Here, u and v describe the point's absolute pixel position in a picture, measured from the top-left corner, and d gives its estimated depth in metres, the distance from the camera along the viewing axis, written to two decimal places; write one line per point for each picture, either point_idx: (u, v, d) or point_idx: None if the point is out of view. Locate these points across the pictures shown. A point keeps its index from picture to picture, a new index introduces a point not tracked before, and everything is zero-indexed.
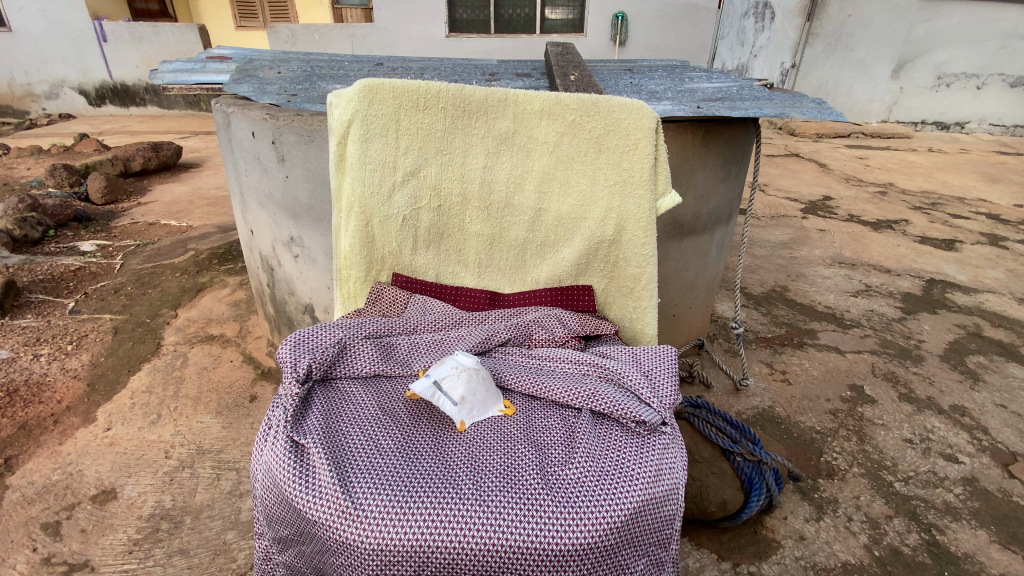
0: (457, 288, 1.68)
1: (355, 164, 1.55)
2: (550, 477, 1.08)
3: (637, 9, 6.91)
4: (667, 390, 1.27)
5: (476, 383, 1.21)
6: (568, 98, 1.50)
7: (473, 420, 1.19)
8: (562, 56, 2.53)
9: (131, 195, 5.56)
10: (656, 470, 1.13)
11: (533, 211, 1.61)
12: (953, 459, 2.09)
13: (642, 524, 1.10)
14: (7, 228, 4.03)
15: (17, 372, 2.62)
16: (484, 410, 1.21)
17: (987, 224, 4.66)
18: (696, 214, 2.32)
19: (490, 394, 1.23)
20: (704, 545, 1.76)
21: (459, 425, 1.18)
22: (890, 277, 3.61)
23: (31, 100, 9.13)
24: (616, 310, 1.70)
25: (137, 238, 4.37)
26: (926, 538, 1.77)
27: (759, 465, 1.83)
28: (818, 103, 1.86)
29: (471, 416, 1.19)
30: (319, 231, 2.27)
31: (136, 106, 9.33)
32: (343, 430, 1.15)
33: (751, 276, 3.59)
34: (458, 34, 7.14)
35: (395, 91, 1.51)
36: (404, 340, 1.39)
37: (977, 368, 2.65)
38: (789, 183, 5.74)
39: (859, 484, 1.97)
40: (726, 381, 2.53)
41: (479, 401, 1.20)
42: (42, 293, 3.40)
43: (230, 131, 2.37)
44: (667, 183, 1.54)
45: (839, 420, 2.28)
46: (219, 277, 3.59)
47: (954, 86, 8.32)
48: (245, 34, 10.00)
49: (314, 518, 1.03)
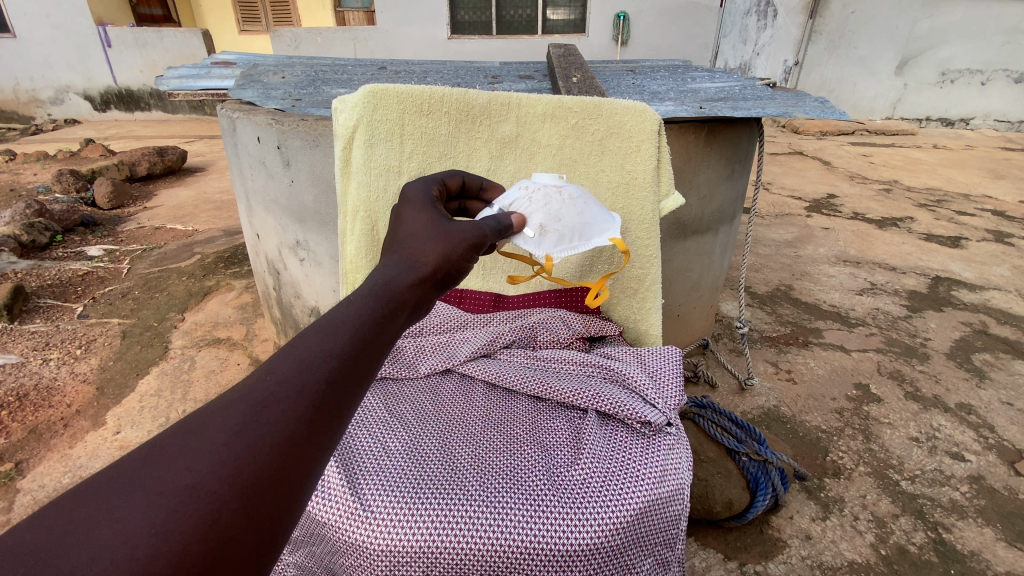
0: (462, 290, 1.67)
1: (360, 169, 1.57)
2: (556, 477, 1.09)
3: (638, 7, 6.91)
4: (673, 391, 1.28)
5: (558, 208, 1.11)
6: (570, 101, 1.52)
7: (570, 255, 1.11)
8: (563, 58, 2.53)
9: (137, 199, 5.61)
10: (662, 470, 1.14)
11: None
12: (959, 457, 2.09)
13: (649, 524, 1.11)
14: (15, 234, 4.08)
15: (27, 377, 2.64)
16: (588, 242, 1.13)
17: (993, 221, 4.64)
18: (699, 215, 2.33)
19: (588, 224, 1.14)
20: (710, 545, 1.77)
21: (547, 261, 1.09)
22: (895, 275, 3.61)
23: (38, 106, 9.26)
24: (622, 309, 1.68)
25: (144, 242, 4.41)
26: (932, 537, 1.77)
27: (764, 465, 1.84)
28: (821, 102, 1.86)
29: (564, 250, 1.10)
30: (324, 234, 2.29)
31: (141, 110, 9.40)
32: (351, 432, 1.17)
33: (755, 275, 3.59)
34: (460, 36, 7.17)
35: (399, 96, 1.52)
36: (410, 344, 1.43)
37: (983, 366, 2.65)
38: (792, 181, 5.73)
39: (865, 483, 1.97)
40: (731, 380, 2.53)
41: (571, 231, 1.11)
42: (50, 298, 3.44)
43: (236, 136, 2.40)
44: (671, 185, 1.55)
45: (844, 419, 2.28)
46: (225, 281, 3.61)
47: (959, 82, 8.30)
48: (248, 38, 10.04)
49: (325, 520, 1.06)
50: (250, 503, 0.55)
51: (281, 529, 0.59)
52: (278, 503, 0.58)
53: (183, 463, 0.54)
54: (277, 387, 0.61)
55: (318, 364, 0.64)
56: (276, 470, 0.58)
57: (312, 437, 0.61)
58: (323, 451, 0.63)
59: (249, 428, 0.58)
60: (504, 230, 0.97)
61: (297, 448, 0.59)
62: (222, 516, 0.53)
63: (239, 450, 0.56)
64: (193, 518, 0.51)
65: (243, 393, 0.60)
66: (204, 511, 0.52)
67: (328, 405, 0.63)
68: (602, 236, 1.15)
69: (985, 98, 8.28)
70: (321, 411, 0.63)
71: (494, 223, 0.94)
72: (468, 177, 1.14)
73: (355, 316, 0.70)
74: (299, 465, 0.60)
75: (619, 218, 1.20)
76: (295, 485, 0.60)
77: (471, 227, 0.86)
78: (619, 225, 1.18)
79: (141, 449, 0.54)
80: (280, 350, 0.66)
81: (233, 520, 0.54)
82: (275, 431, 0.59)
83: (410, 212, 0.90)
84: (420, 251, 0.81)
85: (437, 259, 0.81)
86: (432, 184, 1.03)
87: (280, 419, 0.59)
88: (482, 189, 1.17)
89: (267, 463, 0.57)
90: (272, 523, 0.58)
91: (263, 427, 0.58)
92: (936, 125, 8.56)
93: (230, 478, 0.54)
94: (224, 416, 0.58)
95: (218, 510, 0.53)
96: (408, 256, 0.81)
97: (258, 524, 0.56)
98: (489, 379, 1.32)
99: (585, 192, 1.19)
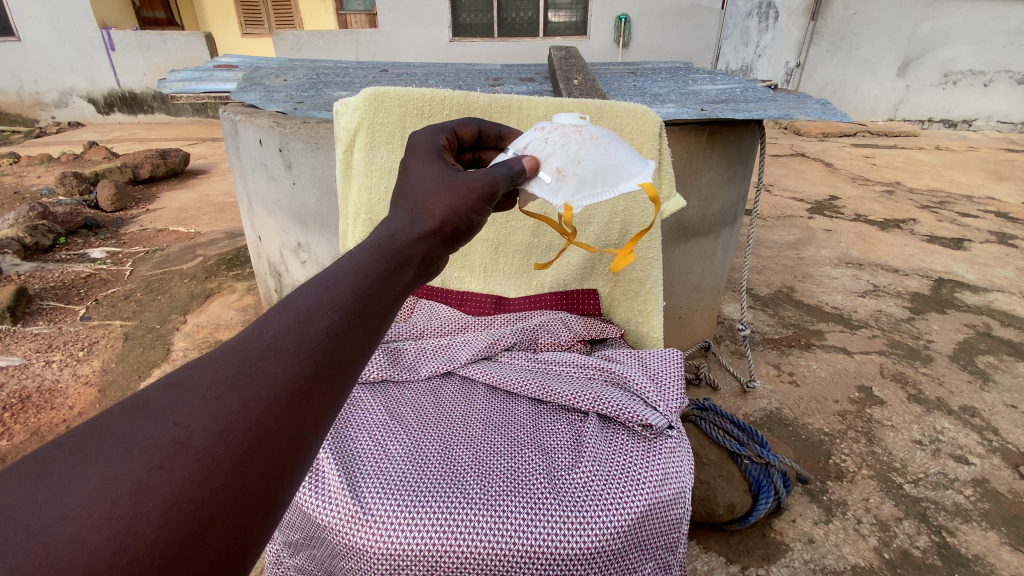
0: (463, 292, 1.68)
1: (361, 172, 1.58)
2: (557, 480, 1.09)
3: (639, 9, 6.92)
4: (676, 394, 1.28)
5: (577, 150, 1.09)
6: (571, 104, 1.53)
7: (590, 204, 1.07)
8: (565, 60, 2.53)
9: (140, 201, 5.62)
10: (663, 473, 1.14)
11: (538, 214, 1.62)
12: (963, 460, 2.08)
13: (650, 528, 1.10)
14: (19, 236, 4.10)
15: (30, 379, 2.65)
16: (612, 188, 1.09)
17: (996, 222, 4.63)
18: (700, 216, 2.32)
19: (613, 169, 1.09)
20: (712, 548, 1.76)
21: (566, 209, 1.05)
22: (898, 277, 3.60)
23: (41, 108, 9.31)
24: (621, 313, 1.68)
25: (146, 244, 4.42)
26: (936, 541, 1.76)
27: (766, 467, 1.84)
28: (823, 103, 1.85)
29: (584, 197, 1.07)
30: (326, 237, 2.29)
31: (144, 113, 9.44)
32: (352, 435, 1.17)
33: (758, 277, 3.58)
34: (461, 38, 7.19)
35: (400, 98, 1.53)
36: (411, 345, 1.44)
37: (986, 368, 2.64)
38: (795, 183, 5.72)
39: (868, 486, 1.96)
40: (733, 383, 2.53)
41: (593, 176, 1.08)
42: (53, 300, 3.45)
43: (238, 138, 2.41)
44: (672, 187, 1.53)
45: (847, 422, 2.27)
46: (228, 283, 3.62)
47: (961, 84, 8.28)
48: (250, 41, 10.07)
49: (325, 523, 1.06)
50: (243, 461, 0.55)
51: (280, 488, 0.59)
52: (274, 462, 0.58)
53: (170, 418, 0.54)
54: (267, 346, 0.61)
55: (311, 322, 0.64)
56: (269, 429, 0.58)
57: (304, 398, 0.61)
58: (317, 410, 0.62)
59: (238, 384, 0.58)
60: (517, 176, 0.97)
61: (293, 401, 0.60)
62: (214, 473, 0.53)
63: (227, 408, 0.56)
64: (182, 474, 0.52)
65: (240, 342, 0.61)
66: (193, 467, 0.52)
67: (324, 367, 0.63)
68: (628, 182, 1.10)
69: (988, 100, 8.26)
70: (312, 369, 0.62)
71: (508, 168, 0.95)
72: (484, 125, 1.14)
73: (357, 268, 0.71)
74: (293, 424, 0.60)
75: (653, 164, 1.14)
76: (292, 445, 0.59)
77: (481, 174, 0.88)
78: (652, 172, 1.12)
79: (128, 401, 0.55)
80: (273, 307, 0.66)
81: (224, 477, 0.54)
82: (266, 389, 0.59)
83: (418, 162, 0.92)
84: (428, 201, 0.84)
85: (446, 209, 0.83)
86: (440, 132, 1.04)
87: (274, 375, 0.60)
88: (500, 137, 1.18)
89: (262, 417, 0.57)
90: (269, 482, 0.57)
91: (252, 384, 0.58)
92: (938, 127, 8.54)
93: (220, 434, 0.54)
94: (212, 371, 0.58)
95: (209, 466, 0.53)
96: (416, 207, 0.83)
97: (254, 481, 0.56)
98: (491, 381, 1.32)
99: (612, 136, 1.15)
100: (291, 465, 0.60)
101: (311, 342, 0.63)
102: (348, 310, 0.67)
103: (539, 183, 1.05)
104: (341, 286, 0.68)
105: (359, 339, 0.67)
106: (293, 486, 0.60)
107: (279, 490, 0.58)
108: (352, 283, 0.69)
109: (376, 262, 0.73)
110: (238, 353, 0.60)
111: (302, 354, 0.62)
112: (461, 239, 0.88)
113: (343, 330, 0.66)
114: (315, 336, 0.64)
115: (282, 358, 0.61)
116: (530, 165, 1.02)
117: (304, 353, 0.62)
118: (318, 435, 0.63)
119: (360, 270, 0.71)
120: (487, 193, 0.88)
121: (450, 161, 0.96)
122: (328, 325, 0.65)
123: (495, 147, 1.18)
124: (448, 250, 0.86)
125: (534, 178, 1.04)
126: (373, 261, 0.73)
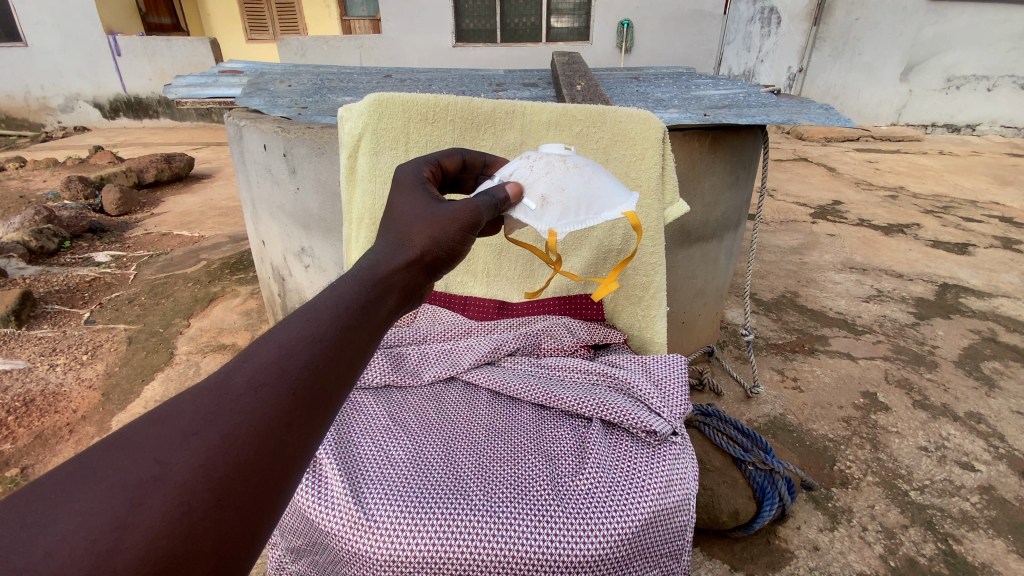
0: (466, 297, 1.68)
1: (366, 176, 1.59)
2: (560, 487, 1.08)
3: (642, 14, 6.94)
4: (679, 400, 1.27)
5: (561, 177, 1.10)
6: (574, 109, 1.53)
7: (576, 230, 1.07)
8: (568, 65, 2.53)
9: (144, 205, 5.65)
10: (668, 481, 1.13)
11: (535, 236, 1.64)
12: (970, 467, 2.06)
13: (654, 534, 1.10)
14: (24, 240, 4.13)
15: (34, 382, 2.66)
16: (596, 216, 1.09)
17: (1000, 227, 4.61)
18: (703, 221, 2.32)
19: (596, 198, 1.10)
20: (717, 555, 1.75)
21: (551, 236, 1.05)
22: (902, 282, 3.58)
23: (47, 113, 9.39)
24: (625, 318, 1.66)
25: (150, 248, 4.43)
26: (942, 548, 1.75)
27: (770, 474, 1.81)
28: (826, 108, 1.85)
29: (569, 224, 1.06)
30: (329, 241, 2.29)
31: (149, 118, 9.49)
32: (355, 441, 1.17)
33: (761, 282, 3.57)
34: (464, 43, 7.22)
35: (404, 105, 1.54)
36: (414, 350, 1.44)
37: (992, 374, 2.62)
38: (798, 188, 5.71)
39: (874, 493, 1.95)
40: (737, 388, 2.52)
41: (577, 204, 1.08)
42: (58, 303, 3.46)
43: (242, 144, 2.43)
44: (675, 193, 1.54)
45: (851, 428, 2.26)
46: (230, 287, 3.63)
47: (965, 88, 8.27)
48: (256, 47, 10.14)
49: (327, 529, 1.05)
50: (222, 494, 0.56)
51: (259, 519, 0.60)
52: (253, 494, 0.59)
53: (150, 455, 0.55)
54: (248, 381, 0.62)
55: (292, 355, 0.65)
56: (248, 462, 0.59)
57: (283, 430, 0.62)
58: (296, 440, 0.63)
59: (217, 419, 0.59)
60: (501, 204, 0.97)
61: (275, 433, 0.61)
62: (192, 507, 0.54)
63: (205, 443, 0.57)
64: (160, 510, 0.53)
65: (223, 377, 0.62)
66: (171, 503, 0.53)
67: (306, 397, 0.64)
68: (612, 210, 1.10)
69: (992, 105, 8.24)
70: (292, 401, 0.63)
71: (491, 197, 0.94)
72: (468, 155, 1.15)
73: (338, 300, 0.72)
74: (272, 457, 0.61)
75: (637, 194, 1.14)
76: (272, 475, 0.61)
77: (462, 204, 0.87)
78: (635, 202, 1.12)
79: (109, 438, 0.56)
80: (256, 341, 0.66)
81: (201, 512, 0.55)
82: (246, 422, 0.59)
83: (401, 195, 0.91)
84: (411, 232, 0.84)
85: (427, 239, 0.83)
86: (424, 163, 1.03)
87: (256, 408, 0.61)
88: (485, 165, 1.19)
89: (242, 452, 0.58)
90: (248, 514, 0.58)
91: (232, 418, 0.59)
92: (942, 131, 8.52)
93: (199, 470, 0.55)
94: (193, 407, 0.59)
95: (189, 500, 0.54)
96: (398, 238, 0.84)
97: (232, 514, 0.57)
98: (493, 387, 1.32)
99: (596, 166, 1.16)
100: (270, 496, 0.61)
101: (291, 375, 0.64)
102: (329, 342, 0.68)
103: (524, 210, 1.04)
104: (322, 318, 0.69)
105: (340, 368, 0.68)
106: (273, 516, 0.61)
107: (258, 522, 0.59)
108: (333, 315, 0.70)
109: (356, 293, 0.74)
110: (218, 389, 0.61)
111: (281, 388, 0.63)
112: (444, 268, 0.87)
113: (324, 361, 0.67)
114: (295, 370, 0.64)
115: (263, 393, 0.62)
116: (514, 192, 1.02)
117: (284, 387, 0.63)
118: (299, 464, 0.64)
119: (340, 304, 0.72)
120: (470, 223, 0.86)
121: (435, 191, 0.95)
122: (307, 358, 0.66)
123: (479, 175, 1.19)
124: (431, 277, 0.86)
125: (519, 205, 1.04)
126: (355, 293, 0.74)
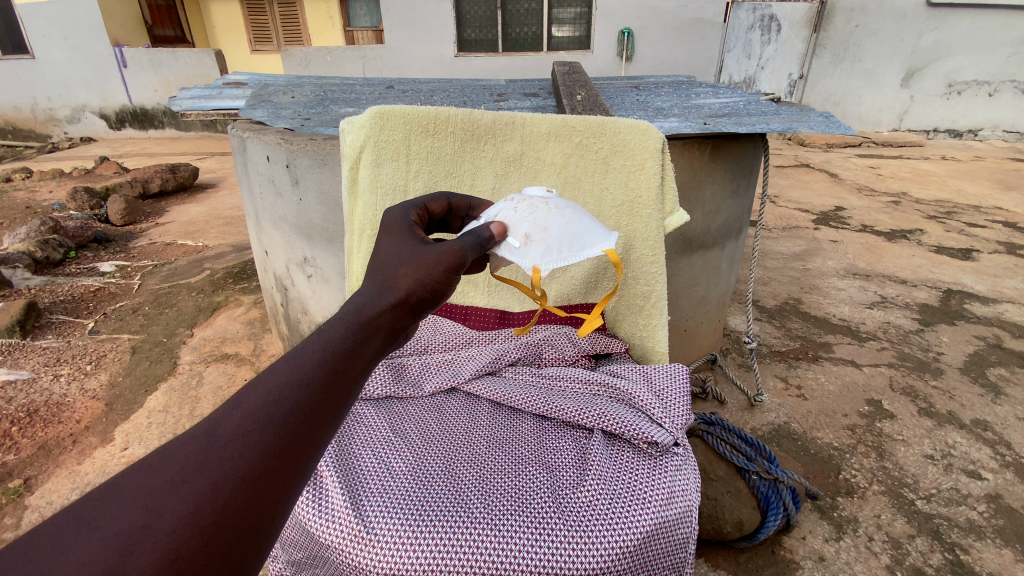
0: (467, 307, 1.67)
1: (367, 188, 1.60)
2: (560, 499, 1.07)
3: (642, 23, 6.98)
4: (679, 411, 1.27)
5: (544, 217, 1.10)
6: (573, 121, 1.53)
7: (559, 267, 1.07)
8: (568, 75, 2.54)
9: (149, 215, 5.68)
10: (669, 493, 1.12)
11: None
12: (976, 476, 2.04)
13: (654, 548, 1.08)
14: (30, 250, 4.17)
15: (38, 393, 2.66)
16: (578, 253, 1.10)
17: (1004, 232, 4.60)
18: (704, 230, 2.32)
19: (578, 236, 1.11)
20: (721, 566, 1.74)
21: (535, 273, 1.05)
22: (906, 288, 3.56)
23: (54, 125, 9.51)
24: (626, 327, 1.65)
25: (155, 258, 4.45)
26: (949, 558, 1.73)
27: (775, 483, 1.79)
28: (826, 116, 1.85)
29: (552, 261, 1.06)
30: (332, 251, 2.29)
31: (155, 129, 9.58)
32: (355, 453, 1.17)
33: (763, 288, 3.57)
34: (467, 53, 7.27)
35: (405, 117, 1.55)
36: (414, 361, 1.45)
37: (998, 381, 2.60)
38: (800, 195, 5.71)
39: (880, 502, 1.93)
40: (740, 397, 2.50)
41: (560, 242, 1.09)
42: (62, 313, 3.48)
43: (246, 155, 2.45)
44: (675, 202, 1.53)
45: (857, 436, 2.24)
46: (234, 296, 3.64)
47: (966, 94, 8.29)
48: (259, 58, 10.21)
49: (328, 542, 1.05)
50: (209, 541, 0.57)
51: (245, 560, 0.61)
52: (238, 538, 0.60)
53: (141, 503, 0.56)
54: (236, 428, 0.64)
55: (279, 399, 0.67)
56: (236, 506, 0.60)
57: (270, 473, 0.63)
58: (282, 483, 0.64)
59: (207, 465, 0.60)
60: (486, 243, 0.96)
61: (261, 478, 0.63)
62: (180, 554, 0.56)
63: (194, 490, 0.58)
64: (149, 558, 0.54)
65: (214, 423, 0.64)
66: (159, 550, 0.55)
67: (290, 442, 0.66)
68: (594, 248, 1.11)
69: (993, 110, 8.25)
70: (278, 444, 0.65)
71: (477, 236, 0.93)
72: (454, 198, 1.15)
73: (325, 341, 0.74)
74: (257, 501, 0.62)
75: (616, 232, 1.17)
76: (257, 519, 0.62)
77: (447, 245, 0.86)
78: (615, 239, 1.15)
79: (102, 487, 0.57)
80: (245, 386, 0.68)
81: (190, 560, 0.56)
82: (233, 468, 0.61)
83: (388, 239, 0.91)
84: (397, 274, 0.83)
85: (413, 281, 0.82)
86: (411, 206, 1.03)
87: (247, 454, 0.62)
88: (471, 207, 1.19)
89: (229, 499, 0.60)
90: (233, 558, 0.60)
91: (220, 465, 0.61)
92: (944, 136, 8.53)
93: (187, 517, 0.57)
94: (182, 454, 0.60)
95: (178, 549, 0.55)
96: (385, 279, 0.83)
97: (218, 560, 0.58)
98: (494, 398, 1.31)
99: (576, 206, 1.17)
100: (256, 539, 0.62)
101: (278, 420, 0.66)
102: (315, 385, 0.70)
103: (508, 248, 1.04)
104: (308, 361, 0.71)
105: (327, 409, 0.70)
106: (259, 556, 0.62)
107: (245, 563, 0.61)
108: (320, 358, 0.72)
109: (343, 336, 0.75)
110: (206, 436, 0.62)
111: (268, 433, 0.64)
112: (430, 307, 0.86)
113: (310, 405, 0.69)
114: (281, 415, 0.66)
115: (251, 439, 0.63)
116: (499, 230, 1.01)
117: (271, 431, 0.65)
118: (284, 505, 0.65)
119: (327, 346, 0.73)
120: (455, 265, 0.85)
121: (422, 233, 0.95)
122: (293, 403, 0.67)
123: (465, 217, 1.18)
124: (417, 316, 0.86)
125: (503, 243, 1.04)
126: (341, 336, 0.75)
